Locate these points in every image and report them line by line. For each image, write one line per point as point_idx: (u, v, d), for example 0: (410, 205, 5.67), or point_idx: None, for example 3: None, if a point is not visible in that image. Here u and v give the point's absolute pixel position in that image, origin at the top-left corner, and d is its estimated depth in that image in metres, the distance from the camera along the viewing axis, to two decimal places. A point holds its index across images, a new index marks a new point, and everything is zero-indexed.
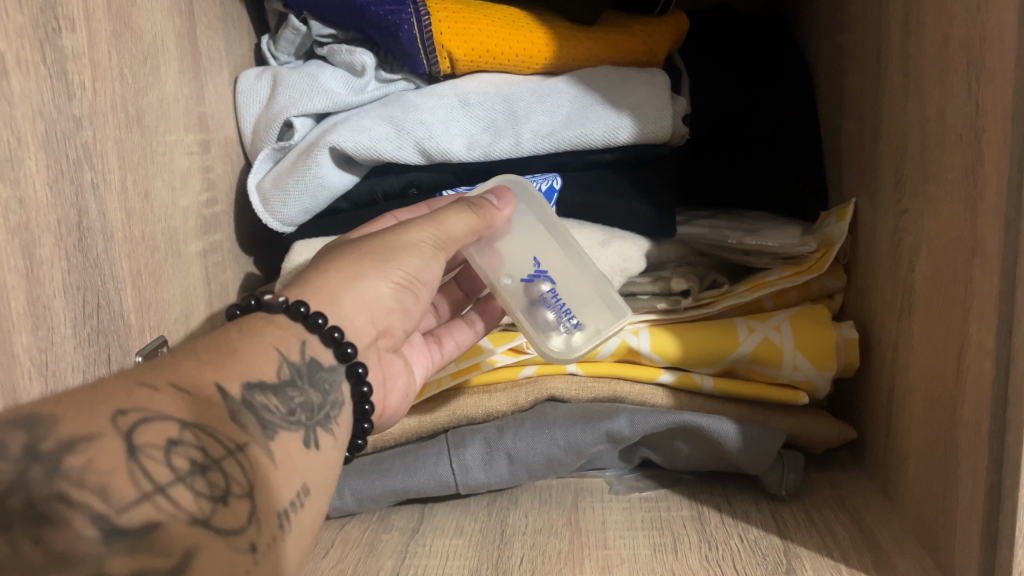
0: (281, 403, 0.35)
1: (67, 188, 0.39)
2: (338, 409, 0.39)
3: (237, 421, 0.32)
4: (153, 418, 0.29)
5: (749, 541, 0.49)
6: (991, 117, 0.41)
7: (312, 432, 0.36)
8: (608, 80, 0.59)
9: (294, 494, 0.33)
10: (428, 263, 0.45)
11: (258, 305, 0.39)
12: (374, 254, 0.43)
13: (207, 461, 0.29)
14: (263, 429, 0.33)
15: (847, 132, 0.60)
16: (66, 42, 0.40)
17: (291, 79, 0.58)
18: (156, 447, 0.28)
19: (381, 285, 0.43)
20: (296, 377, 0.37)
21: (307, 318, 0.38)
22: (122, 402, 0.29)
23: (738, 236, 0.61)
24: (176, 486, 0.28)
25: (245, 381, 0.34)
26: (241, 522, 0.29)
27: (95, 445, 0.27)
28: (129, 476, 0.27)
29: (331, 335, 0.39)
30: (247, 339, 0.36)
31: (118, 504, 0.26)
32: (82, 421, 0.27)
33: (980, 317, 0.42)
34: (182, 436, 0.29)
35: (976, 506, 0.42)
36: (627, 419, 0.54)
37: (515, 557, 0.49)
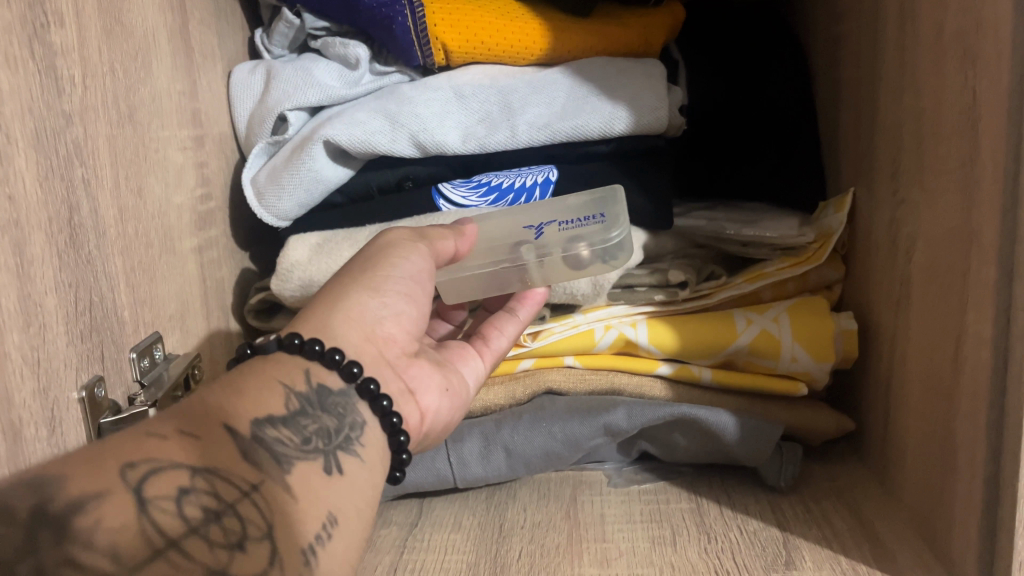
0: (294, 433, 0.34)
1: (58, 185, 0.39)
2: (359, 430, 0.37)
3: (250, 461, 0.32)
4: (164, 467, 0.29)
5: (748, 532, 0.49)
6: (988, 107, 0.40)
7: (332, 458, 0.35)
8: (603, 71, 0.58)
9: (319, 527, 0.32)
10: (418, 262, 0.43)
11: (252, 351, 0.39)
12: (359, 268, 0.42)
13: (221, 507, 0.29)
14: (278, 464, 0.32)
15: (844, 121, 0.60)
16: (55, 37, 0.39)
17: (285, 73, 0.58)
18: (167, 498, 0.28)
19: (369, 300, 0.41)
20: (307, 406, 0.36)
21: (302, 347, 0.37)
22: (130, 453, 0.29)
23: (737, 227, 0.60)
24: (190, 538, 0.28)
25: (252, 418, 0.33)
26: (263, 566, 0.29)
27: (106, 501, 0.27)
28: (141, 533, 0.27)
29: (331, 358, 0.37)
30: (251, 376, 0.36)
31: (129, 564, 0.26)
32: (94, 476, 0.27)
33: (977, 309, 0.42)
34: (194, 483, 0.29)
35: (974, 497, 0.42)
36: (625, 412, 0.54)
37: (514, 551, 0.49)
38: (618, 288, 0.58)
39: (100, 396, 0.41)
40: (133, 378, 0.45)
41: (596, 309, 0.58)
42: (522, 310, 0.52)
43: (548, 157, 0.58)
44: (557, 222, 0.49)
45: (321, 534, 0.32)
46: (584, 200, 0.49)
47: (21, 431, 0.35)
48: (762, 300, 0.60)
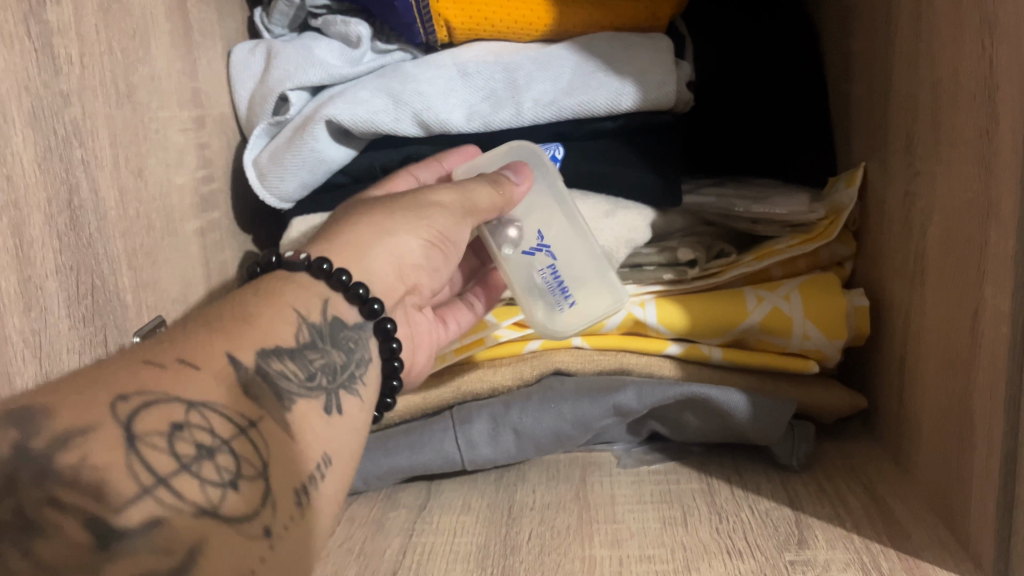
0: (300, 368, 0.34)
1: (57, 165, 0.38)
2: (364, 366, 0.39)
3: (250, 395, 0.31)
4: (158, 401, 0.28)
5: (760, 512, 0.49)
6: (1006, 74, 0.39)
7: (334, 397, 0.35)
8: (610, 45, 0.57)
9: (313, 469, 0.32)
10: (457, 224, 0.45)
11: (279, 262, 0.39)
12: (404, 209, 0.44)
13: (215, 444, 0.28)
14: (280, 400, 0.32)
15: (857, 95, 0.59)
16: (51, 15, 0.38)
17: (286, 52, 0.57)
18: (159, 434, 0.27)
19: (409, 241, 0.43)
20: (317, 338, 0.37)
21: (329, 275, 0.39)
22: (123, 386, 0.28)
23: (746, 204, 0.59)
24: (179, 475, 0.27)
25: (260, 347, 0.33)
26: (254, 506, 0.28)
27: (92, 438, 0.26)
28: (129, 471, 0.26)
29: (356, 292, 0.39)
30: (265, 301, 0.36)
31: (115, 504, 0.25)
32: (83, 410, 0.26)
33: (995, 280, 0.41)
34: (188, 419, 0.28)
35: (991, 473, 0.41)
36: (634, 392, 0.53)
37: (524, 532, 0.48)
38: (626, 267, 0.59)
39: None
40: None
41: None
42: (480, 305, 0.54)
43: (554, 135, 0.57)
44: (551, 262, 0.49)
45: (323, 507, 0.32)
46: (587, 289, 0.49)
47: None
48: (773, 277, 0.59)
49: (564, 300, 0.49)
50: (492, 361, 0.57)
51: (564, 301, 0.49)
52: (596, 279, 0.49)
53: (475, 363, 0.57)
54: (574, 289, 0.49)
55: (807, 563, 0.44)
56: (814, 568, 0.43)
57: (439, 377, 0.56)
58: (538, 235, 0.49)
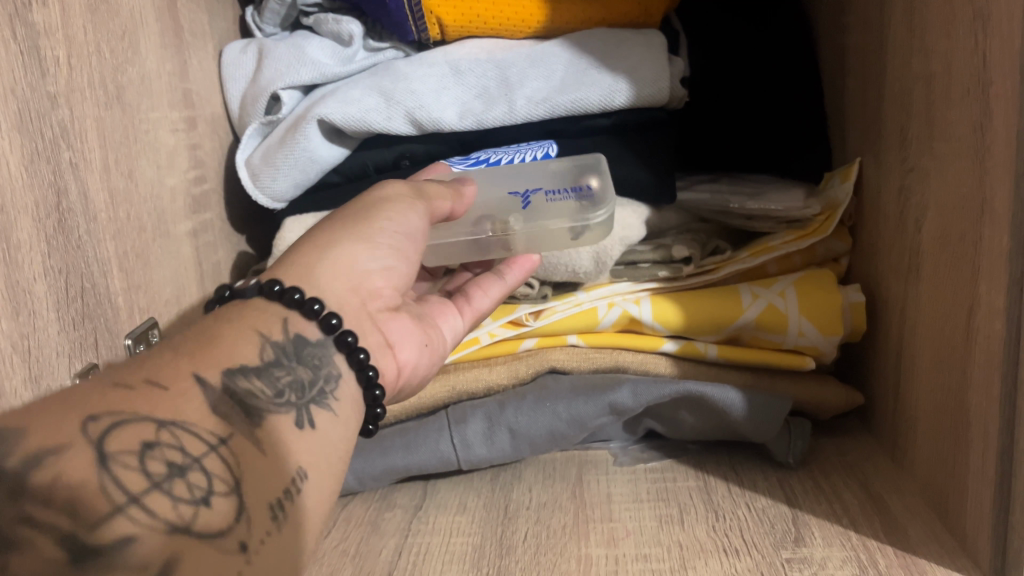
0: (267, 385, 0.33)
1: (44, 168, 0.38)
2: (334, 382, 0.36)
3: (222, 413, 0.30)
4: (127, 420, 0.27)
5: (756, 510, 0.49)
6: (1000, 69, 0.39)
7: (304, 412, 0.34)
8: (603, 42, 0.57)
9: (288, 483, 0.31)
10: (412, 217, 0.42)
11: (231, 295, 0.38)
12: (349, 218, 0.41)
13: (187, 462, 0.27)
14: (249, 416, 0.31)
15: (852, 90, 0.58)
16: (38, 17, 0.38)
17: (278, 52, 0.57)
18: (130, 452, 0.26)
19: (359, 250, 0.40)
20: (282, 356, 0.35)
21: (282, 295, 0.37)
22: (91, 406, 0.26)
23: (741, 200, 0.59)
24: (152, 493, 0.26)
25: (225, 367, 0.32)
26: (229, 521, 0.27)
27: (65, 456, 0.25)
28: (102, 489, 0.25)
29: (311, 308, 0.37)
30: (224, 324, 0.35)
31: (90, 520, 0.24)
32: (51, 430, 0.25)
33: (990, 276, 0.41)
34: (158, 438, 0.27)
35: (987, 471, 0.41)
36: (630, 390, 0.53)
37: (520, 532, 0.48)
38: (621, 265, 0.58)
39: None
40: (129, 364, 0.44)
41: (599, 286, 0.57)
42: (510, 274, 0.50)
43: (547, 132, 0.57)
44: (541, 189, 0.49)
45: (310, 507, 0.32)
46: (568, 168, 0.50)
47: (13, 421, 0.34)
48: (770, 273, 0.59)
49: (581, 189, 0.49)
50: (486, 360, 0.57)
51: (582, 188, 0.49)
52: (564, 172, 0.50)
53: (468, 362, 0.57)
54: (572, 183, 0.49)
55: (804, 562, 0.43)
56: (811, 566, 0.43)
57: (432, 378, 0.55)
58: (512, 193, 0.49)
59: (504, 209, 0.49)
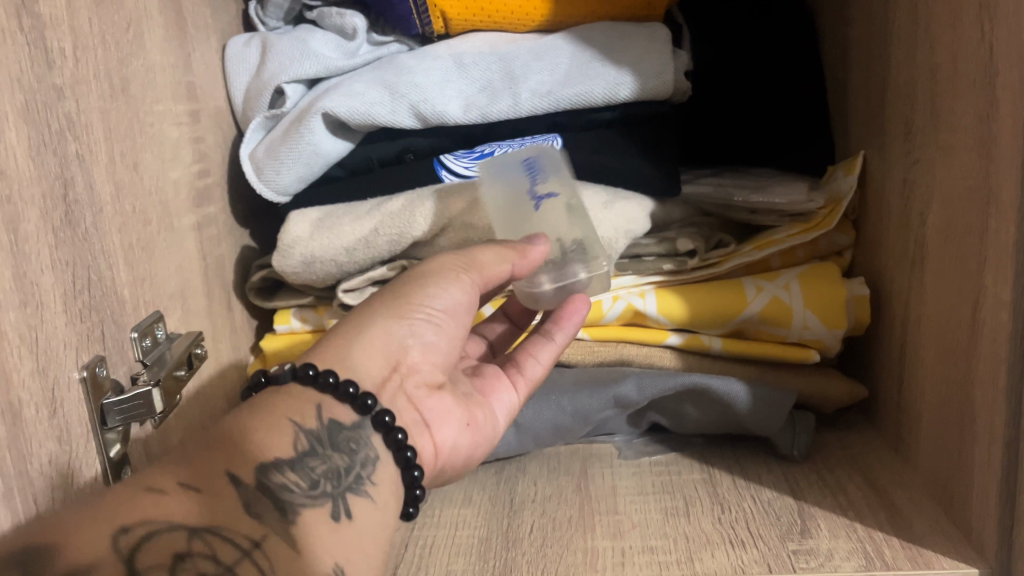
0: (302, 477, 0.34)
1: (51, 159, 0.38)
2: (369, 466, 0.38)
3: (251, 513, 0.32)
4: (161, 531, 0.30)
5: (762, 502, 0.49)
6: (1007, 60, 0.39)
7: (340, 501, 0.35)
8: (606, 35, 0.57)
9: (324, 574, 0.32)
10: (454, 292, 0.44)
11: (267, 376, 0.39)
12: (387, 300, 0.43)
13: (219, 570, 0.30)
14: (282, 512, 0.33)
15: (854, 82, 0.58)
16: (44, 8, 0.38)
17: (281, 45, 0.57)
18: (160, 566, 0.29)
19: (393, 326, 0.42)
20: (316, 444, 0.36)
21: (316, 378, 0.38)
22: (125, 517, 0.29)
23: (744, 194, 0.59)
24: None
25: (258, 464, 0.33)
26: None
27: (96, 574, 0.28)
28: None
29: (346, 390, 0.38)
30: (257, 415, 0.36)
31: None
32: (85, 547, 0.28)
33: (996, 267, 0.41)
34: (190, 547, 0.30)
35: (994, 461, 0.41)
36: (634, 383, 0.53)
37: (525, 525, 0.48)
38: (626, 259, 0.58)
39: (102, 376, 0.40)
40: (135, 357, 0.44)
41: None
42: (560, 333, 0.48)
43: (550, 125, 0.57)
44: (528, 181, 0.50)
45: None
46: (505, 164, 0.51)
47: (21, 413, 0.34)
48: (771, 267, 0.59)
49: (528, 155, 0.51)
50: None
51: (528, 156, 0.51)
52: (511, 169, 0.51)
53: None
54: (524, 161, 0.51)
55: (810, 553, 0.43)
56: (817, 557, 0.43)
57: None
58: (534, 207, 0.49)
59: (553, 216, 0.48)
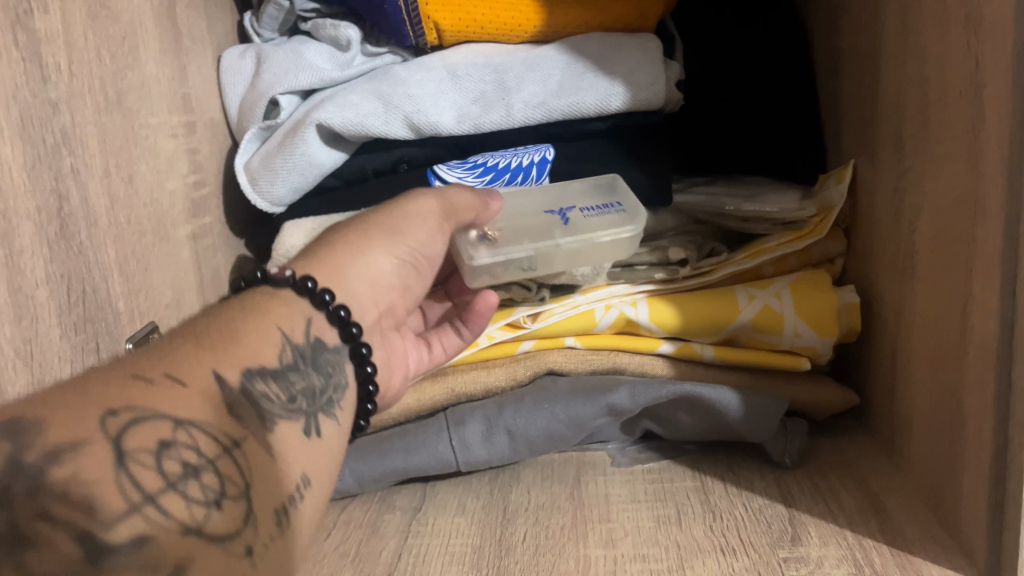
0: (282, 390, 0.34)
1: (46, 173, 0.38)
2: (340, 392, 0.39)
3: (234, 415, 0.30)
4: (147, 418, 0.27)
5: (753, 510, 0.49)
6: (992, 72, 0.40)
7: (313, 421, 0.35)
8: (599, 46, 0.57)
9: (294, 488, 0.32)
10: (432, 239, 0.46)
11: (263, 277, 0.39)
12: (381, 227, 0.44)
13: (201, 463, 0.28)
14: (262, 419, 0.32)
15: (846, 91, 0.59)
16: (39, 23, 0.38)
17: (277, 57, 0.57)
18: (146, 452, 0.26)
19: (384, 259, 0.44)
20: (299, 360, 0.36)
21: (313, 294, 0.39)
22: (112, 401, 0.27)
23: (736, 203, 0.60)
24: (167, 493, 0.26)
25: (245, 366, 0.33)
26: (237, 526, 0.28)
27: (82, 453, 0.25)
28: (118, 487, 0.25)
29: (337, 313, 0.39)
30: (250, 319, 0.35)
31: (105, 520, 0.24)
32: (70, 425, 0.25)
33: (984, 276, 0.41)
34: (175, 437, 0.27)
35: (982, 468, 0.41)
36: (627, 391, 0.54)
37: (518, 533, 0.48)
38: (618, 268, 0.58)
39: None
40: None
41: (595, 288, 0.57)
42: (466, 331, 0.51)
43: (545, 136, 0.58)
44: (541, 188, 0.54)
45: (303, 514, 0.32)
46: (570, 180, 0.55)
47: None
48: (765, 275, 0.60)
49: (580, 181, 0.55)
50: (481, 362, 0.57)
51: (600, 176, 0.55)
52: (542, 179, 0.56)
53: (467, 363, 0.57)
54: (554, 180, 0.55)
55: (800, 561, 0.44)
56: (807, 565, 0.43)
57: (432, 380, 0.56)
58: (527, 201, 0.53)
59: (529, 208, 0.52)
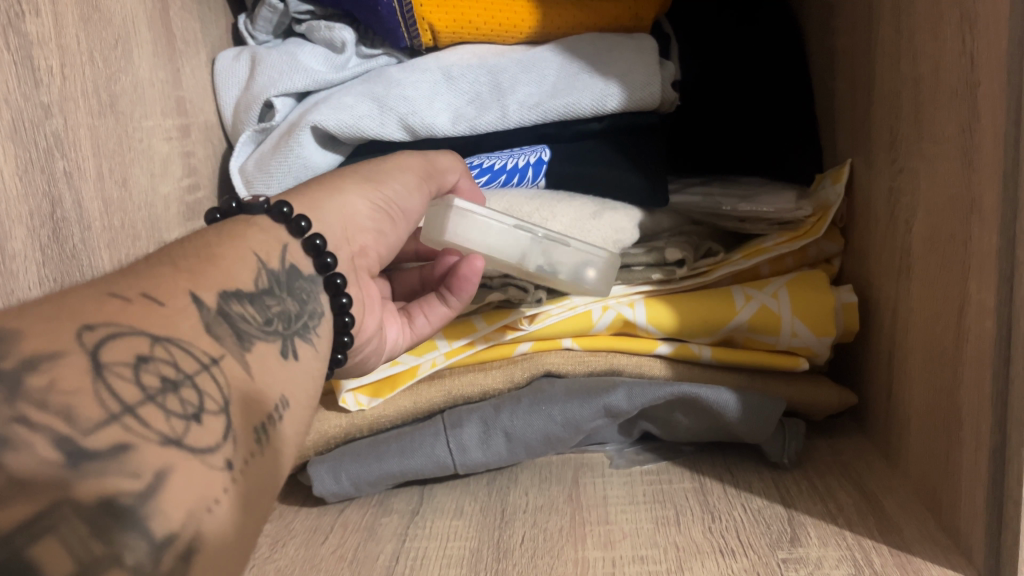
0: (258, 313, 0.33)
1: (39, 177, 0.38)
2: (317, 319, 0.38)
3: (212, 333, 0.30)
4: (123, 333, 0.26)
5: (752, 510, 0.49)
6: (987, 69, 0.39)
7: (290, 343, 0.34)
8: (593, 47, 0.57)
9: (271, 408, 0.31)
10: (409, 193, 0.46)
11: (239, 207, 0.39)
12: (362, 174, 0.44)
13: (179, 377, 0.27)
14: (240, 340, 0.31)
15: (841, 92, 0.59)
16: (31, 27, 0.38)
17: (271, 59, 0.57)
18: (124, 365, 0.25)
19: (361, 202, 0.43)
20: (274, 285, 0.36)
21: (289, 220, 0.38)
22: (89, 316, 0.26)
23: (733, 203, 0.60)
24: (147, 405, 0.25)
25: (221, 289, 0.32)
26: (217, 439, 0.27)
27: (60, 363, 0.24)
28: (96, 397, 0.24)
29: (313, 242, 0.38)
30: (225, 243, 0.35)
31: (84, 427, 0.23)
32: (48, 336, 0.24)
33: (980, 274, 0.41)
34: (153, 352, 0.27)
35: (980, 468, 0.41)
36: (624, 393, 0.53)
37: (516, 536, 0.48)
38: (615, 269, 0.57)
39: None
40: None
41: None
42: (453, 298, 0.48)
43: (539, 137, 0.58)
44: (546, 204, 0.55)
45: None
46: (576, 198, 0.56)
47: None
48: (761, 275, 0.60)
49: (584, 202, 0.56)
50: (480, 364, 0.57)
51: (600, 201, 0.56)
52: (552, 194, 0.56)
53: (463, 366, 0.57)
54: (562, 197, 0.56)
55: (799, 561, 0.44)
56: (806, 566, 0.43)
57: (427, 383, 0.56)
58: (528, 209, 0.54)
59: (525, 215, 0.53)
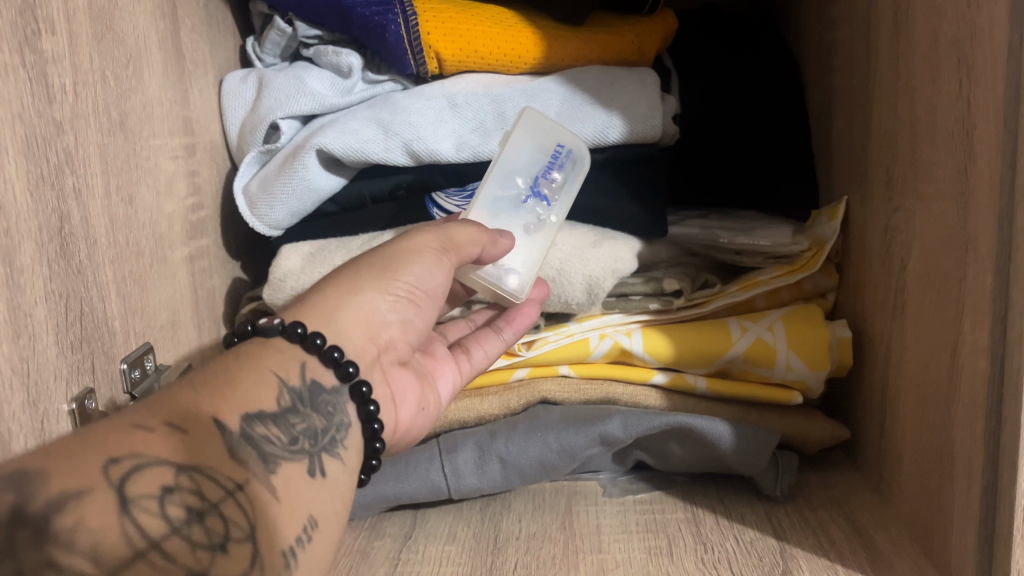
0: (283, 432, 0.34)
1: (49, 194, 0.38)
2: (344, 431, 0.38)
3: (235, 459, 0.32)
4: (148, 464, 0.29)
5: (745, 542, 0.49)
6: (983, 115, 0.40)
7: (317, 460, 0.35)
8: (597, 80, 0.58)
9: (300, 530, 0.32)
10: (431, 270, 0.44)
11: (253, 329, 0.39)
12: (372, 265, 0.43)
13: (205, 507, 0.29)
14: (263, 463, 0.32)
15: (838, 130, 0.60)
16: (46, 44, 0.39)
17: (277, 81, 0.58)
18: (150, 498, 0.28)
19: (376, 301, 0.42)
20: (298, 403, 0.36)
21: (304, 339, 0.38)
22: (114, 449, 0.29)
23: (730, 235, 0.61)
24: (170, 538, 0.28)
25: (244, 412, 0.33)
26: (242, 569, 0.29)
27: (87, 500, 0.27)
28: (122, 534, 0.27)
29: (331, 355, 0.38)
30: (245, 366, 0.36)
31: (110, 566, 0.26)
32: (76, 470, 0.27)
33: (974, 314, 0.42)
34: (177, 481, 0.29)
35: (971, 505, 0.42)
36: (620, 421, 0.54)
37: (510, 563, 0.48)
38: (612, 298, 0.58)
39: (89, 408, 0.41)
40: (125, 390, 0.44)
41: (590, 318, 0.58)
42: (509, 330, 0.51)
43: None
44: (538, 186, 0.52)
45: (302, 553, 0.32)
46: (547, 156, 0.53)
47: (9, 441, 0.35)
48: (757, 307, 0.61)
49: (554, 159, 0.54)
50: (478, 389, 0.57)
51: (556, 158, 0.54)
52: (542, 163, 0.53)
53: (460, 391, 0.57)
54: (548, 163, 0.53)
55: None
56: None
57: None
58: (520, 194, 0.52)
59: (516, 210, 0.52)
